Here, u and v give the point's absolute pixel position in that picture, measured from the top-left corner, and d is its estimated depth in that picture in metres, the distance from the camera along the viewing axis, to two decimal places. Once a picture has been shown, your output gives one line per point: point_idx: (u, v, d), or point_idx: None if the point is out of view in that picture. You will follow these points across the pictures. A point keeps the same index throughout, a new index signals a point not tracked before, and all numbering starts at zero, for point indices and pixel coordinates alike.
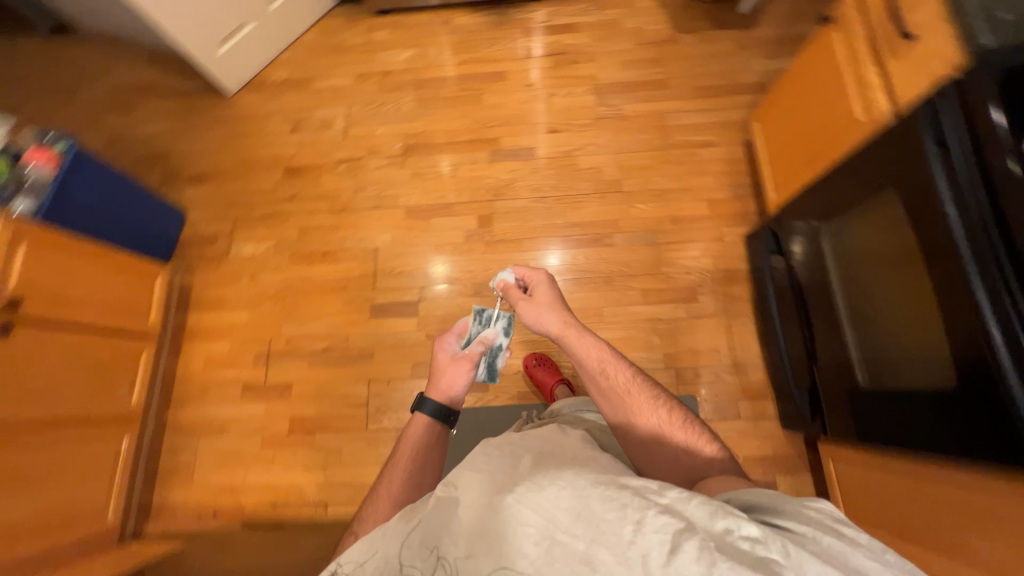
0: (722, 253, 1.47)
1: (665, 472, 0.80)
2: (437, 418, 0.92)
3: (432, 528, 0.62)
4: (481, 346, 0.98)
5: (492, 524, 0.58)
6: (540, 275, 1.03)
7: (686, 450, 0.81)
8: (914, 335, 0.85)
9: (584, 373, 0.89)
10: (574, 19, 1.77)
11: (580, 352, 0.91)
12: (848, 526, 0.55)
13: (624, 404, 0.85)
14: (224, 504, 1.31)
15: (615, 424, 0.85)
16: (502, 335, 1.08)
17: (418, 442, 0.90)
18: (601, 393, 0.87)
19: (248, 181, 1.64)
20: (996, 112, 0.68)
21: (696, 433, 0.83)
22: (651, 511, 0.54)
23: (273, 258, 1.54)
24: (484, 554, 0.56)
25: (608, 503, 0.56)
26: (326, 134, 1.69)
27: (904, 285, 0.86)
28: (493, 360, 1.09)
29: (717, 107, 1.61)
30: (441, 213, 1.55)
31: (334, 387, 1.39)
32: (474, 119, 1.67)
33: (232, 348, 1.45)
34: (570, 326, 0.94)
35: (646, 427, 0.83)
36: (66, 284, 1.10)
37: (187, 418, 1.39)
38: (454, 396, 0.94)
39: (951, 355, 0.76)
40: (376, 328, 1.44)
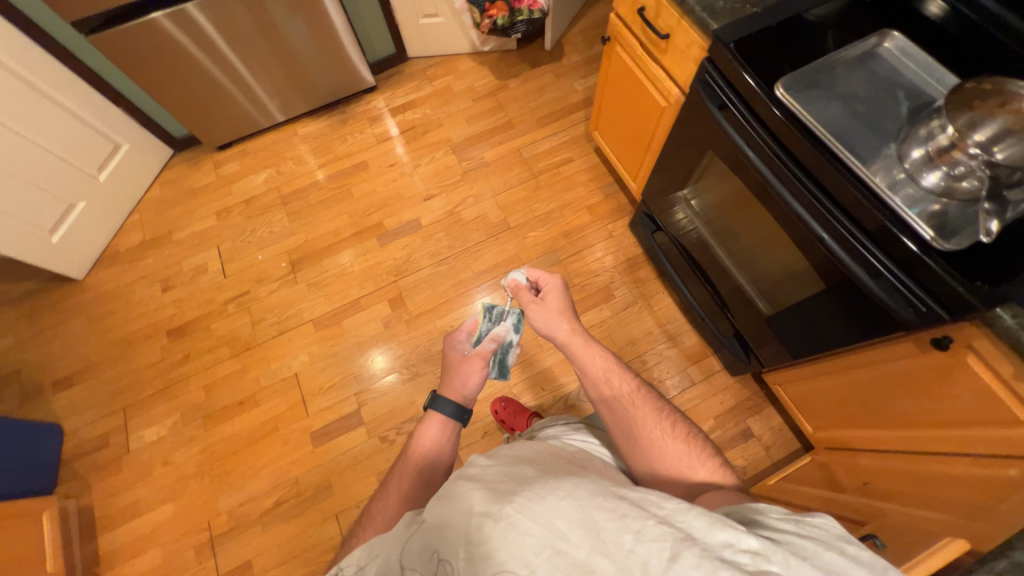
0: (617, 246, 1.59)
1: (667, 485, 0.77)
2: (454, 418, 0.83)
3: (429, 537, 0.58)
4: (495, 340, 0.90)
5: (489, 535, 0.53)
6: (549, 278, 1.05)
7: (690, 463, 0.79)
8: (781, 257, 0.97)
9: (587, 381, 0.89)
10: (411, 96, 1.91)
11: (588, 359, 0.90)
12: (850, 542, 0.54)
13: (625, 408, 0.84)
14: None
15: (614, 431, 0.84)
16: (512, 330, 1.07)
17: (420, 448, 0.81)
18: (603, 400, 0.87)
19: (130, 360, 1.48)
20: (749, 77, 0.83)
21: (703, 449, 0.81)
22: (652, 521, 0.52)
23: (184, 430, 1.38)
24: (482, 561, 0.51)
25: (608, 513, 0.53)
26: (204, 280, 1.59)
27: (759, 221, 0.99)
28: (505, 356, 1.07)
29: (562, 129, 1.80)
30: (352, 311, 1.51)
31: (302, 540, 1.23)
32: (352, 213, 1.68)
33: (168, 551, 1.24)
34: (580, 332, 0.94)
35: (647, 435, 0.81)
36: None
37: None
38: (469, 395, 0.86)
39: (810, 263, 0.88)
40: (325, 454, 1.32)
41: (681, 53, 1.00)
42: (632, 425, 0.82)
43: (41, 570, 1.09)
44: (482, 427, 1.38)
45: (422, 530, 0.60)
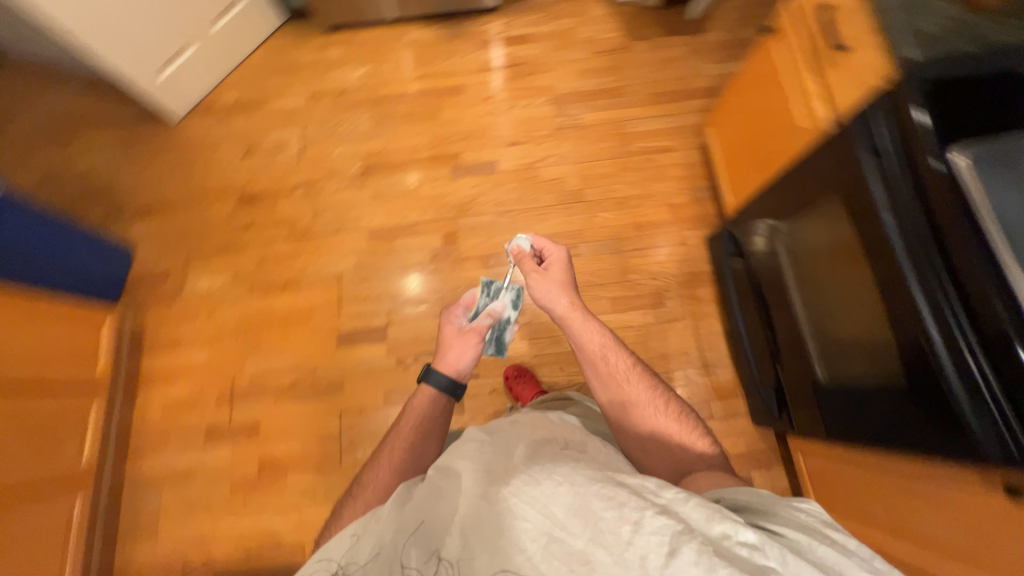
0: (685, 256, 1.49)
1: (655, 462, 0.82)
2: (444, 391, 0.87)
3: (427, 528, 0.59)
4: (490, 318, 0.97)
5: (486, 520, 0.56)
6: (551, 249, 1.02)
7: (681, 443, 0.82)
8: (859, 325, 0.89)
9: (583, 359, 0.89)
10: (528, 29, 1.78)
11: (585, 335, 0.90)
12: (842, 539, 0.56)
13: (620, 391, 0.85)
14: (195, 558, 1.24)
15: (609, 409, 0.86)
16: (509, 307, 1.11)
17: (417, 424, 0.82)
18: (599, 378, 0.87)
19: (201, 211, 1.58)
20: (917, 111, 0.72)
21: (694, 428, 0.84)
22: (651, 511, 0.52)
23: (232, 291, 1.48)
24: (480, 547, 0.54)
25: (606, 501, 0.54)
26: (281, 158, 1.64)
27: (846, 275, 0.90)
28: (501, 333, 1.12)
29: (673, 113, 1.64)
30: (406, 233, 1.52)
31: (306, 422, 1.34)
32: (434, 136, 1.65)
33: (195, 389, 1.39)
34: (578, 307, 0.93)
35: (640, 415, 0.83)
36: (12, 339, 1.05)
37: (149, 469, 1.33)
38: (462, 370, 0.89)
39: (895, 342, 0.79)
40: (345, 356, 1.40)
41: (854, 73, 0.86)
42: (627, 407, 0.84)
43: (91, 369, 1.25)
44: (491, 384, 1.40)
45: (418, 520, 0.60)
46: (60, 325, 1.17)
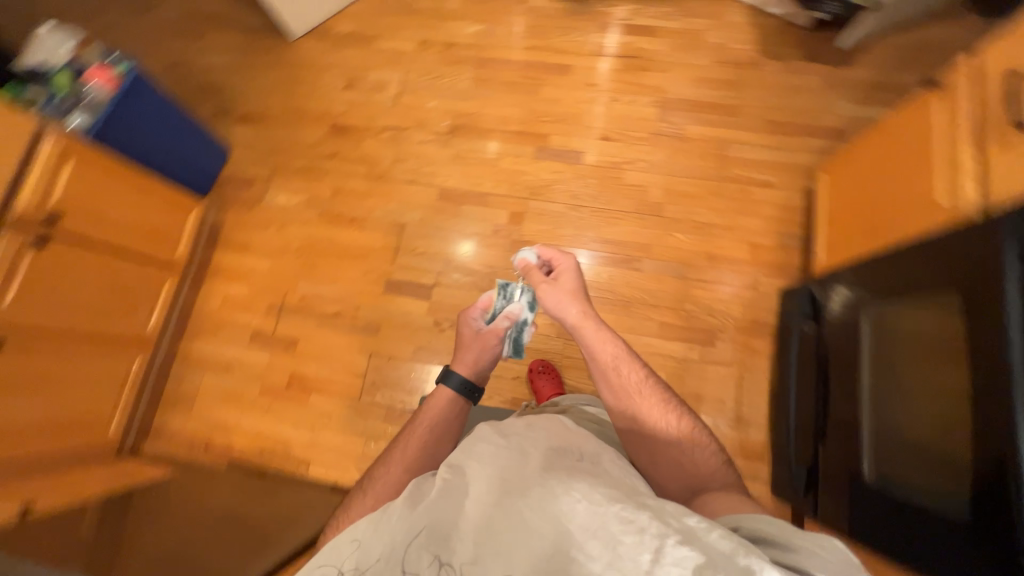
0: (752, 301, 1.39)
1: (666, 480, 0.77)
2: (461, 393, 0.86)
3: (431, 533, 0.58)
4: (507, 321, 0.94)
5: (501, 531, 0.55)
6: (562, 257, 0.98)
7: (691, 458, 0.78)
8: (934, 431, 0.79)
9: (594, 369, 0.85)
10: (655, 22, 1.67)
11: (597, 343, 0.86)
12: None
13: (633, 405, 0.81)
14: (216, 441, 1.37)
15: (619, 422, 0.82)
16: (526, 310, 1.04)
17: (433, 424, 0.82)
18: (610, 388, 0.83)
19: (294, 130, 1.65)
20: None
21: (705, 447, 0.80)
22: (671, 540, 0.49)
23: (304, 213, 1.56)
24: (492, 556, 0.54)
25: (624, 524, 0.51)
26: (378, 98, 1.67)
27: (936, 373, 0.80)
28: (518, 335, 1.05)
29: (786, 147, 1.50)
30: (475, 201, 1.52)
31: (338, 353, 1.41)
32: (527, 111, 1.61)
33: (251, 293, 1.50)
34: (590, 315, 0.89)
35: (651, 430, 0.80)
36: (104, 204, 1.17)
37: (196, 351, 1.46)
38: (480, 371, 0.89)
39: (971, 462, 0.70)
40: (388, 303, 1.44)
41: None
42: (638, 421, 0.80)
43: (170, 250, 1.38)
44: (515, 370, 1.40)
45: (423, 524, 0.59)
46: (151, 203, 1.29)
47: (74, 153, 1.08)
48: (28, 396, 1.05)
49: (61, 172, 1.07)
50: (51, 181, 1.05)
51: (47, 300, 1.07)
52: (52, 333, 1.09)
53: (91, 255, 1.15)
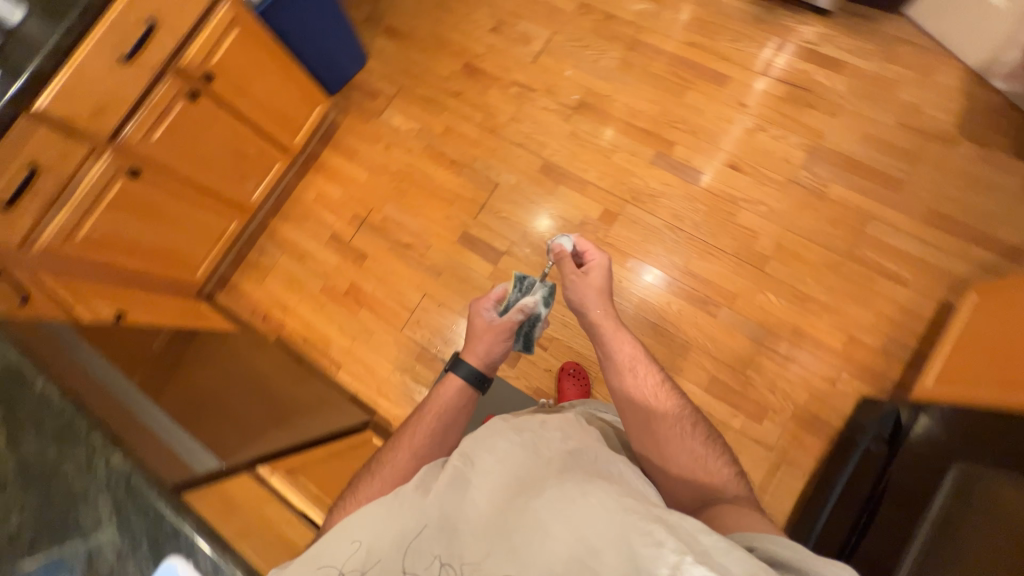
0: (823, 394, 1.24)
1: (676, 486, 0.71)
2: (471, 382, 0.81)
3: (436, 531, 0.58)
4: (520, 315, 0.89)
5: (514, 531, 0.56)
6: (592, 253, 0.93)
7: (704, 468, 0.71)
8: None
9: (609, 369, 0.82)
10: (844, 56, 1.46)
11: (613, 343, 0.83)
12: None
13: (645, 405, 0.76)
14: (274, 316, 1.52)
15: (629, 423, 0.77)
16: (542, 305, 0.97)
17: (442, 412, 0.77)
18: (623, 388, 0.79)
19: (430, 58, 1.66)
20: None
21: (722, 459, 0.74)
22: (690, 557, 0.48)
23: (412, 140, 1.60)
24: (503, 551, 0.55)
25: (642, 535, 0.51)
26: (518, 49, 1.63)
27: None
28: (531, 330, 1.00)
29: (939, 246, 1.28)
30: (573, 185, 1.47)
31: (397, 281, 1.48)
32: (662, 110, 1.50)
33: (342, 198, 1.59)
34: (609, 315, 0.86)
35: (664, 437, 0.73)
36: (252, 78, 1.27)
37: (281, 232, 1.59)
38: (490, 364, 0.84)
39: None
40: (456, 253, 1.47)
41: None
42: (649, 425, 0.75)
43: (291, 136, 1.49)
44: (549, 363, 1.38)
45: (430, 521, 0.59)
46: (287, 87, 1.39)
47: (241, 23, 1.17)
48: (148, 222, 1.21)
49: (226, 37, 1.16)
50: (217, 42, 1.15)
51: (183, 147, 1.21)
52: (181, 174, 1.24)
53: (228, 118, 1.27)
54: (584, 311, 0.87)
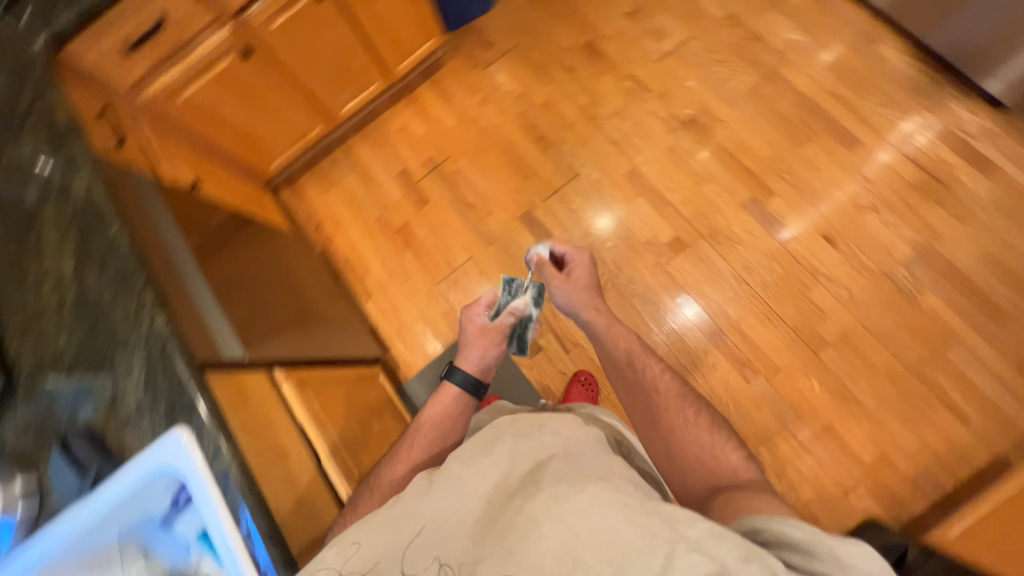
0: (830, 500, 1.17)
1: (684, 478, 0.72)
2: (466, 388, 0.84)
3: (432, 534, 0.58)
4: (511, 318, 0.90)
5: (511, 530, 0.55)
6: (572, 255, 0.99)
7: (710, 453, 0.72)
8: None
9: (609, 366, 0.89)
10: (997, 161, 1.29)
11: (610, 341, 0.89)
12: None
13: (643, 392, 0.82)
14: (326, 228, 1.56)
15: (635, 415, 0.82)
16: (531, 305, 0.96)
17: (438, 420, 0.80)
18: (623, 381, 0.86)
19: (555, 24, 1.59)
20: None
21: (729, 445, 0.74)
22: (681, 546, 0.48)
23: (509, 102, 1.55)
24: (495, 545, 0.54)
25: (633, 527, 0.51)
26: (647, 43, 1.53)
27: None
28: (523, 332, 0.98)
29: (1020, 398, 1.16)
30: (652, 202, 1.40)
31: (448, 235, 1.48)
32: (774, 154, 1.38)
33: (424, 137, 1.58)
34: (601, 311, 0.93)
35: (665, 424, 0.77)
36: None
37: (358, 151, 1.60)
38: (486, 369, 0.87)
39: None
40: (513, 228, 1.45)
41: None
42: (652, 415, 0.79)
43: (396, 61, 1.47)
44: (565, 366, 1.36)
45: (429, 527, 0.58)
46: (410, 12, 1.36)
47: None
48: (242, 101, 1.24)
49: None
50: None
51: (297, 40, 1.21)
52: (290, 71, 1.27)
53: (345, 25, 1.26)
54: (578, 308, 0.94)
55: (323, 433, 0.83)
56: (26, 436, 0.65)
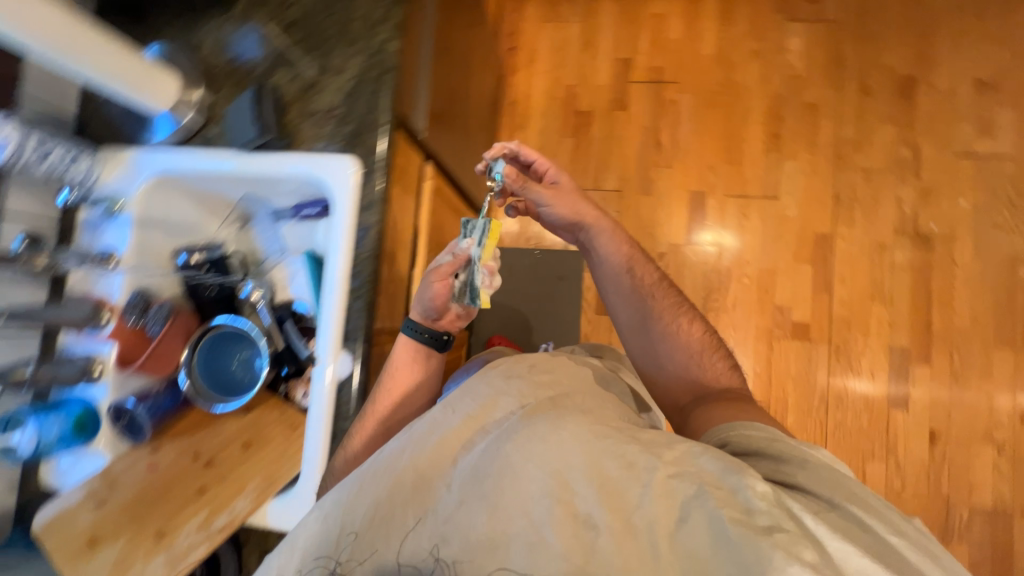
0: None
1: (666, 382, 0.73)
2: (423, 339, 0.63)
3: (427, 517, 0.44)
4: (447, 262, 0.60)
5: (485, 469, 0.45)
6: (546, 162, 0.79)
7: (699, 359, 0.72)
8: None
9: (606, 277, 0.78)
10: None
11: (610, 246, 0.78)
12: (878, 502, 0.44)
13: (639, 297, 0.76)
14: (517, 58, 1.41)
15: (626, 322, 0.76)
16: (474, 247, 0.58)
17: (404, 375, 0.62)
18: (618, 290, 0.77)
19: (893, 33, 1.29)
20: None
21: (713, 352, 0.74)
22: (664, 472, 0.43)
23: (776, 76, 1.32)
24: (478, 501, 0.43)
25: (615, 458, 0.44)
26: (962, 127, 1.24)
27: None
28: (469, 283, 0.59)
29: None
30: (816, 278, 1.25)
31: (616, 154, 1.35)
32: (969, 331, 1.20)
33: (670, 43, 1.36)
34: (597, 213, 0.78)
35: (662, 331, 0.74)
36: None
37: (601, 6, 1.39)
38: (429, 315, 0.63)
39: None
40: (675, 195, 1.32)
41: None
42: (644, 323, 0.75)
43: None
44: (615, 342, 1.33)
45: (389, 466, 0.48)
46: None
47: None
48: None
49: None
50: None
51: None
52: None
53: None
54: (572, 211, 0.78)
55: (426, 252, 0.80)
56: (220, 57, 0.65)
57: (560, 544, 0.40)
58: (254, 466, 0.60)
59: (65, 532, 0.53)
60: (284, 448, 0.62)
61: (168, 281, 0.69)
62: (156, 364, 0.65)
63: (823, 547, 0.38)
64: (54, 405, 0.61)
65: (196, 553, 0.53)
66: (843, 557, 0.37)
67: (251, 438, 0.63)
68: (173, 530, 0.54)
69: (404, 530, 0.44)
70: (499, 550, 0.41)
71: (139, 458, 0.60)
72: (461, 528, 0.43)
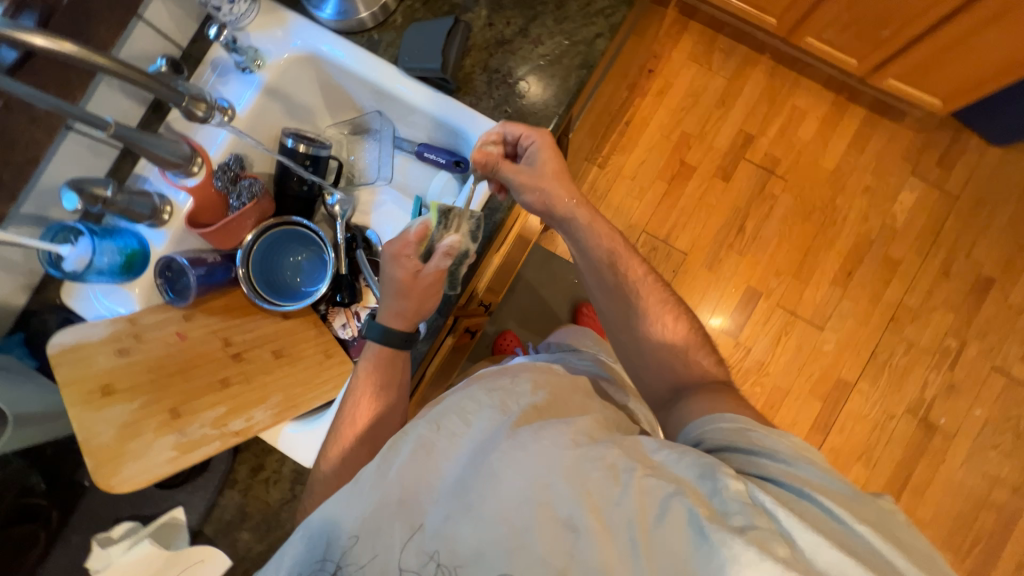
0: None
1: (649, 381, 0.58)
2: (398, 342, 0.55)
3: (417, 530, 0.39)
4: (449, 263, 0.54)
5: (469, 475, 0.40)
6: (530, 136, 0.56)
7: (684, 358, 0.57)
8: None
9: (583, 269, 0.60)
10: None
11: (588, 235, 0.58)
12: (841, 485, 0.39)
13: (621, 293, 0.58)
14: (652, 80, 1.35)
15: (602, 318, 0.60)
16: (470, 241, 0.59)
17: (371, 388, 0.54)
18: (598, 286, 0.59)
19: (995, 232, 1.30)
20: None
21: (701, 349, 0.58)
22: (641, 472, 0.39)
23: (875, 219, 1.31)
24: (465, 508, 0.39)
25: (595, 460, 0.40)
26: (1010, 345, 1.28)
27: None
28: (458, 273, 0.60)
29: None
30: (820, 417, 1.28)
31: (699, 218, 1.32)
32: (927, 525, 1.24)
33: (797, 140, 1.34)
34: (575, 195, 0.58)
35: (644, 329, 0.58)
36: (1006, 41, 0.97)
37: (752, 72, 1.35)
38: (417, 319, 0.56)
39: None
40: (733, 282, 1.31)
41: None
42: (626, 319, 0.58)
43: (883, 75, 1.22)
44: None
45: (371, 471, 0.42)
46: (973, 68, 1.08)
47: None
48: None
49: None
50: None
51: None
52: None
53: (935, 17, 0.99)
54: (543, 196, 0.57)
55: (505, 244, 0.78)
56: None
57: (544, 549, 0.36)
58: (280, 380, 0.57)
59: (81, 366, 0.49)
60: (312, 374, 0.60)
61: (263, 158, 0.66)
62: (222, 237, 0.60)
63: (796, 539, 0.34)
64: (111, 232, 0.56)
65: (205, 448, 0.50)
66: (819, 554, 0.33)
67: (282, 349, 0.60)
68: (188, 413, 0.51)
69: (391, 548, 0.38)
70: (488, 560, 0.37)
71: (171, 321, 0.56)
72: (450, 541, 0.38)
